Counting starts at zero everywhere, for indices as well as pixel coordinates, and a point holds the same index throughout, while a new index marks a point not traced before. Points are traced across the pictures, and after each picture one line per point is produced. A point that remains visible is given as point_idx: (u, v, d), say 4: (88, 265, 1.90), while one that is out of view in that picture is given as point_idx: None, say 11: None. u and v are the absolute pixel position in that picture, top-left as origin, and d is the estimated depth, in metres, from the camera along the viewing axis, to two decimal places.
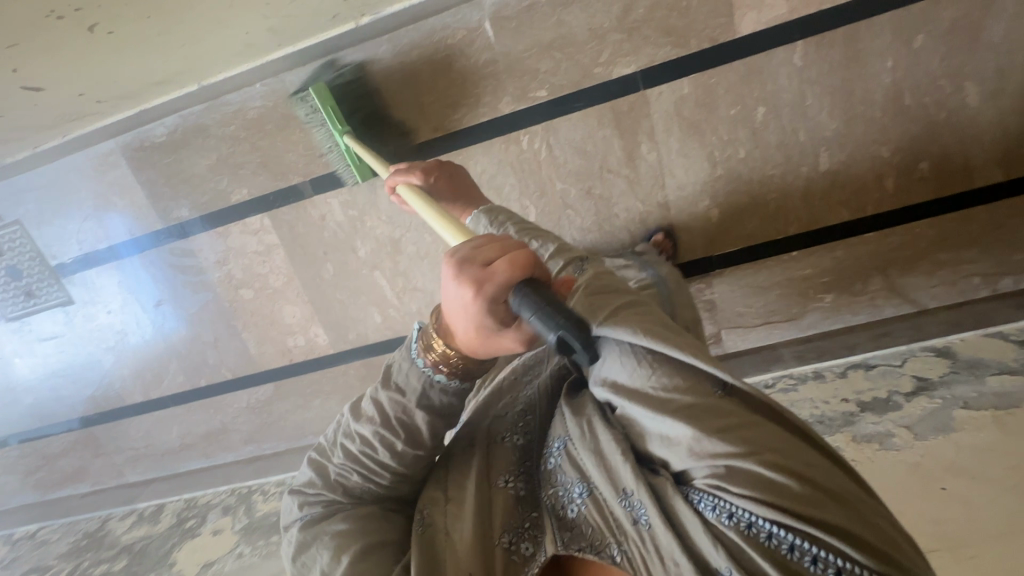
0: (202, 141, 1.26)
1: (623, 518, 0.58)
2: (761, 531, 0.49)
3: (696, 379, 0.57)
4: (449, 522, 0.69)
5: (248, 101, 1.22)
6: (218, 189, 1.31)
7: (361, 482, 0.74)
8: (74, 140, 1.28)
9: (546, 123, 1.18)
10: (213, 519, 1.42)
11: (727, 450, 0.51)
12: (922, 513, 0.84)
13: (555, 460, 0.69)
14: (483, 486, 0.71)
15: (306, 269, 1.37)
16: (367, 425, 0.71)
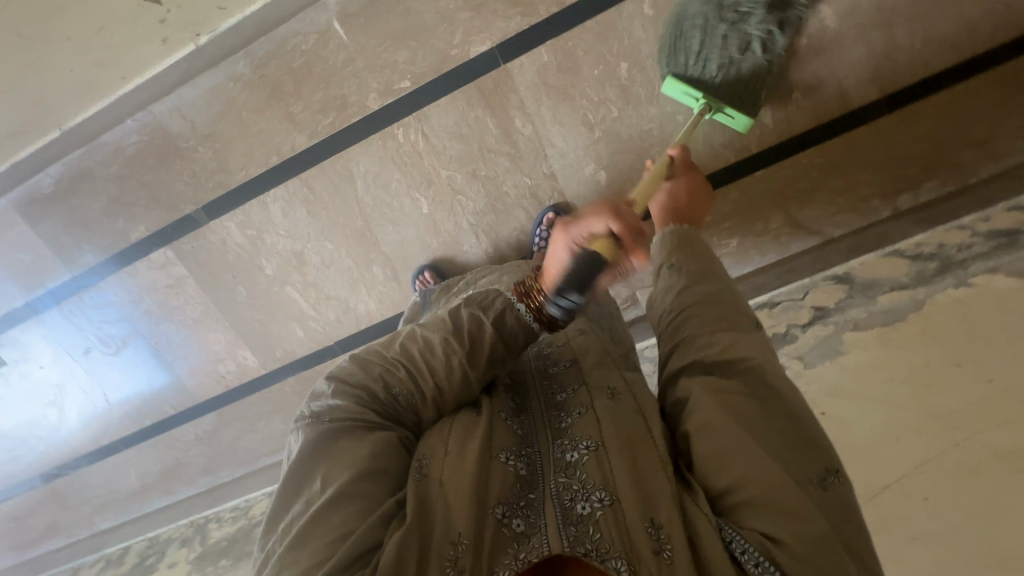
0: (89, 185, 1.27)
1: (643, 540, 0.56)
2: (761, 569, 0.52)
3: (797, 455, 0.58)
4: (444, 474, 0.66)
5: (122, 138, 1.22)
6: (115, 230, 1.31)
7: (399, 388, 0.76)
8: None
9: (417, 113, 1.18)
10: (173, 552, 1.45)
11: (809, 512, 0.52)
12: (876, 433, 0.79)
13: (573, 455, 0.66)
14: (484, 457, 0.67)
15: (219, 295, 1.38)
16: (439, 332, 0.77)
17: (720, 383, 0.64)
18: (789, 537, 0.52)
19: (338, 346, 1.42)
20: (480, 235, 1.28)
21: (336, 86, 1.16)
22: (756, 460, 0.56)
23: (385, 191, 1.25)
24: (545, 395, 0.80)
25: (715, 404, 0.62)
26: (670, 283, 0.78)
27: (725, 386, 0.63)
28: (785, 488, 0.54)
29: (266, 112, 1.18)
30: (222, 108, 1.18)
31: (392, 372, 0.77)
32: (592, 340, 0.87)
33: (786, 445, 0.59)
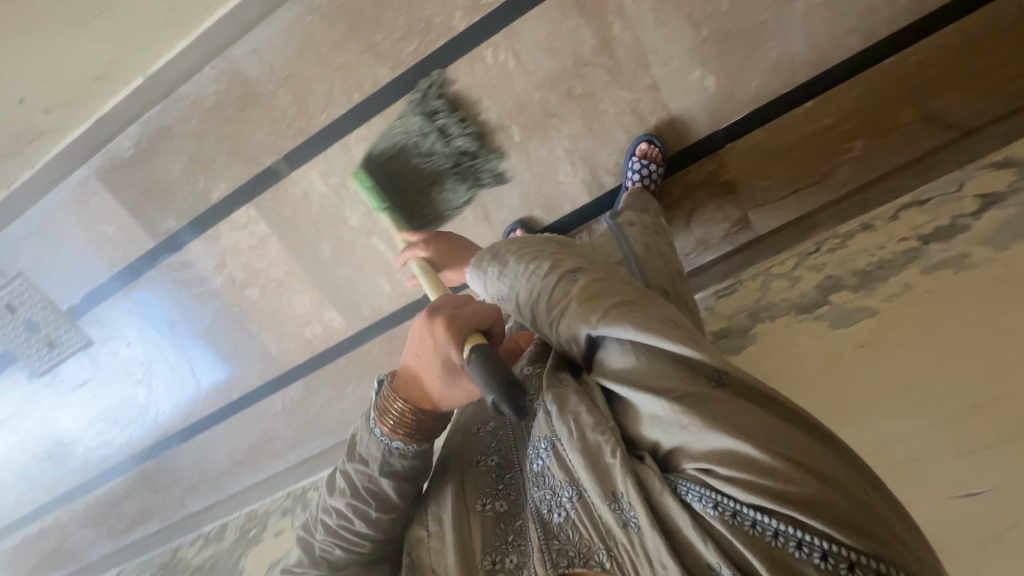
0: (168, 145, 1.22)
1: (613, 521, 0.51)
2: (771, 531, 0.43)
3: (683, 382, 0.50)
4: (432, 559, 0.66)
5: (201, 88, 1.16)
6: (197, 191, 1.27)
7: (348, 558, 0.73)
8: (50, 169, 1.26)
9: (506, 30, 1.09)
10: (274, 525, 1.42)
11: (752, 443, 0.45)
12: (906, 429, 0.71)
13: (540, 462, 0.61)
14: (461, 513, 0.67)
15: (304, 252, 1.32)
16: (337, 499, 0.72)
17: (644, 367, 0.54)
18: (765, 484, 0.44)
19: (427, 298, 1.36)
20: (576, 162, 1.20)
21: (421, 7, 1.08)
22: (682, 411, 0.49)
23: (474, 122, 1.17)
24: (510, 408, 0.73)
25: (638, 381, 0.53)
26: (528, 279, 0.66)
27: (649, 369, 0.53)
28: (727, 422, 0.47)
29: (346, 45, 1.12)
30: (301, 45, 1.12)
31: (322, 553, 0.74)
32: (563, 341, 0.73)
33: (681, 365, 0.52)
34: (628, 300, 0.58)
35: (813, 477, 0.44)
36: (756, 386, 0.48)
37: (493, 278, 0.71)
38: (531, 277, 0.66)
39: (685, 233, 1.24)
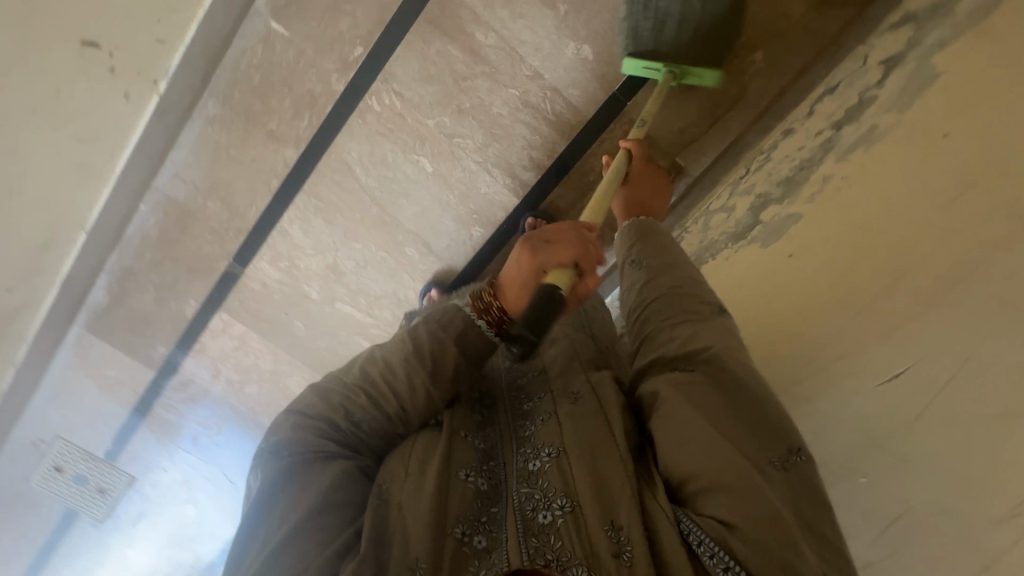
0: (135, 282, 1.32)
1: (601, 541, 0.56)
2: (722, 564, 0.53)
3: (749, 442, 0.59)
4: (404, 497, 0.65)
5: (144, 225, 1.25)
6: (173, 314, 1.36)
7: (362, 415, 0.72)
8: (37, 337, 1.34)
9: (382, 74, 1.13)
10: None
11: (768, 497, 0.54)
12: (860, 329, 0.71)
13: (534, 463, 0.65)
14: (445, 476, 0.65)
15: (282, 337, 1.39)
16: (336, 385, 0.75)
17: (689, 377, 0.65)
18: (747, 514, 0.53)
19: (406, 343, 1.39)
20: (493, 170, 1.21)
21: (300, 84, 1.14)
22: (725, 452, 0.58)
23: (385, 167, 1.21)
24: (508, 414, 0.76)
25: (695, 413, 0.61)
26: (641, 266, 0.82)
27: (692, 382, 0.64)
28: (751, 487, 0.55)
29: (249, 141, 1.19)
30: (212, 155, 1.20)
31: (327, 401, 0.73)
32: (560, 349, 0.83)
33: (755, 429, 0.60)
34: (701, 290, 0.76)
35: (793, 537, 0.52)
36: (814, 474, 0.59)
37: (631, 266, 0.84)
38: (636, 276, 0.82)
39: None
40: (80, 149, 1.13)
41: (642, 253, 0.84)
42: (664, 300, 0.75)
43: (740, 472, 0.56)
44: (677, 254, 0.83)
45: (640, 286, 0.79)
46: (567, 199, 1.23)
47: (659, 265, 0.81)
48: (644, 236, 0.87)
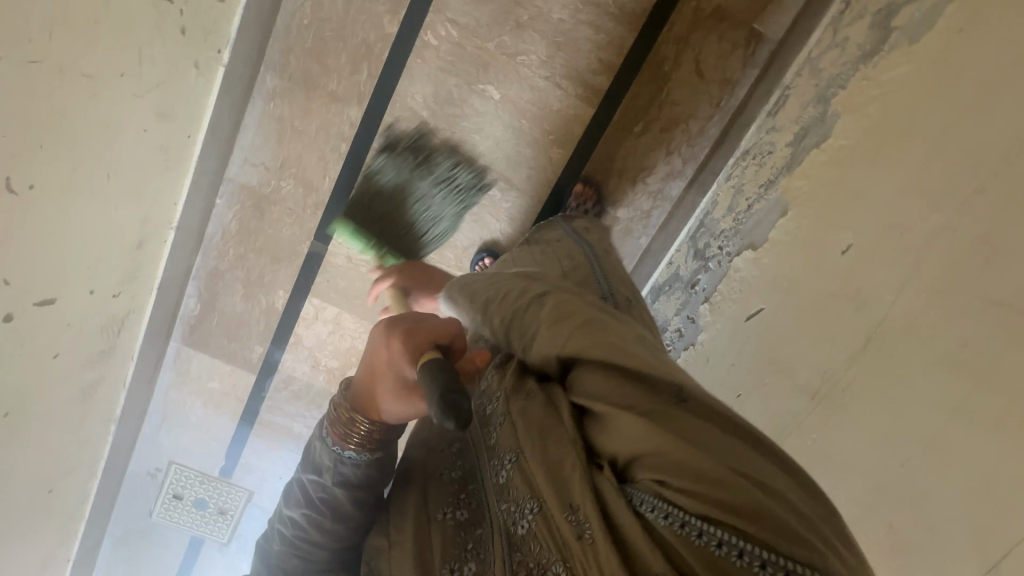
0: (225, 282, 1.30)
1: (565, 529, 0.48)
2: (695, 531, 0.41)
3: (655, 402, 0.46)
4: (392, 566, 0.59)
5: (223, 220, 1.24)
6: (265, 309, 1.34)
7: (340, 498, 0.64)
8: (111, 379, 1.18)
9: (433, 5, 1.09)
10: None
11: (693, 447, 0.43)
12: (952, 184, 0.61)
13: (501, 475, 0.56)
14: (422, 522, 0.60)
15: (375, 311, 1.34)
16: (298, 503, 0.66)
17: (593, 377, 0.50)
18: (680, 474, 0.43)
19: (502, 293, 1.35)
20: (561, 83, 1.15)
21: (353, 35, 1.11)
22: (633, 408, 0.46)
23: (451, 105, 1.17)
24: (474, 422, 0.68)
25: (610, 374, 0.49)
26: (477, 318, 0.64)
27: (594, 378, 0.50)
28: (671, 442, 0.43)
29: (312, 108, 1.16)
30: (278, 131, 1.18)
31: (293, 530, 0.66)
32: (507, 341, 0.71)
33: (657, 397, 0.46)
34: (521, 308, 0.58)
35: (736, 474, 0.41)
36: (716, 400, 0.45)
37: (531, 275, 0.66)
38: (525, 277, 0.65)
39: (701, 85, 1.15)
40: (159, 153, 0.96)
41: (509, 280, 0.65)
42: (535, 313, 0.57)
43: (664, 427, 0.44)
44: (489, 281, 0.67)
45: (482, 314, 0.63)
46: (642, 98, 1.17)
47: (486, 305, 0.63)
48: (476, 292, 0.67)
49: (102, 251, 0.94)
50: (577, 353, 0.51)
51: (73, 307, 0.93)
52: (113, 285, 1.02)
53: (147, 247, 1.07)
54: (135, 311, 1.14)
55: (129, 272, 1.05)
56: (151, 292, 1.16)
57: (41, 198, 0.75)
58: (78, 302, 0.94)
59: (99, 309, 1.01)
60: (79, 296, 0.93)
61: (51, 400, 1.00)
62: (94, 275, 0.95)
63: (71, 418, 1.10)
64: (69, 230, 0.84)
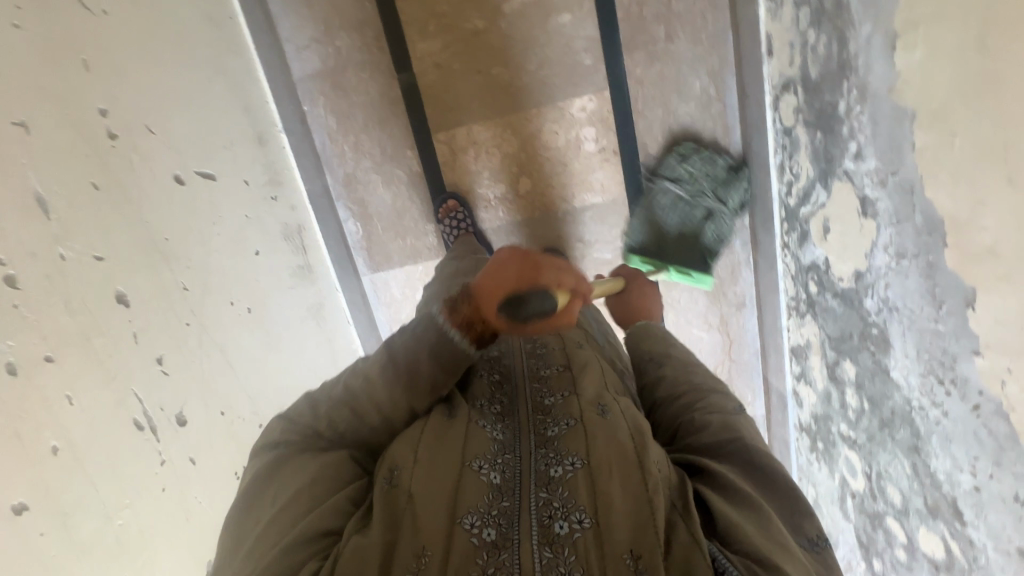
0: (362, 182, 1.25)
1: (620, 569, 0.50)
2: None
3: (780, 513, 0.59)
4: (416, 486, 0.58)
5: (320, 121, 1.21)
6: (409, 182, 1.25)
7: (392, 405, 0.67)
8: (330, 308, 1.15)
9: None
10: (845, 301, 0.91)
11: (782, 544, 0.53)
12: None
13: (556, 470, 0.58)
14: (456, 470, 0.60)
15: (499, 99, 1.19)
16: (377, 362, 0.68)
17: (728, 462, 0.63)
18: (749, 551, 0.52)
19: (589, 51, 1.15)
20: None
21: None
22: (756, 520, 0.55)
23: None
24: (529, 398, 0.71)
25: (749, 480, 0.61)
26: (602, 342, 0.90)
27: (732, 454, 0.63)
28: (760, 529, 0.54)
29: None
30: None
31: (392, 355, 0.67)
32: (590, 354, 0.80)
33: (791, 510, 0.59)
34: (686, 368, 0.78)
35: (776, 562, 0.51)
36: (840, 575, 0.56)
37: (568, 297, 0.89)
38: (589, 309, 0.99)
39: None
40: (213, 26, 0.94)
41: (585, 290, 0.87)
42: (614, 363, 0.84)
43: (774, 533, 0.54)
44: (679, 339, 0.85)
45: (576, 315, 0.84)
46: None
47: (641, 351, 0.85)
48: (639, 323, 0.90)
49: (227, 136, 0.92)
50: (721, 455, 0.64)
51: (238, 197, 0.90)
52: (263, 185, 0.99)
53: (270, 147, 1.05)
54: (304, 224, 1.11)
55: (270, 171, 1.02)
56: (304, 203, 1.14)
57: (122, 30, 0.72)
58: (240, 193, 0.91)
59: (266, 211, 0.98)
60: (235, 186, 0.91)
61: (283, 308, 0.97)
62: (236, 163, 0.92)
63: (317, 341, 1.07)
64: (178, 93, 0.81)
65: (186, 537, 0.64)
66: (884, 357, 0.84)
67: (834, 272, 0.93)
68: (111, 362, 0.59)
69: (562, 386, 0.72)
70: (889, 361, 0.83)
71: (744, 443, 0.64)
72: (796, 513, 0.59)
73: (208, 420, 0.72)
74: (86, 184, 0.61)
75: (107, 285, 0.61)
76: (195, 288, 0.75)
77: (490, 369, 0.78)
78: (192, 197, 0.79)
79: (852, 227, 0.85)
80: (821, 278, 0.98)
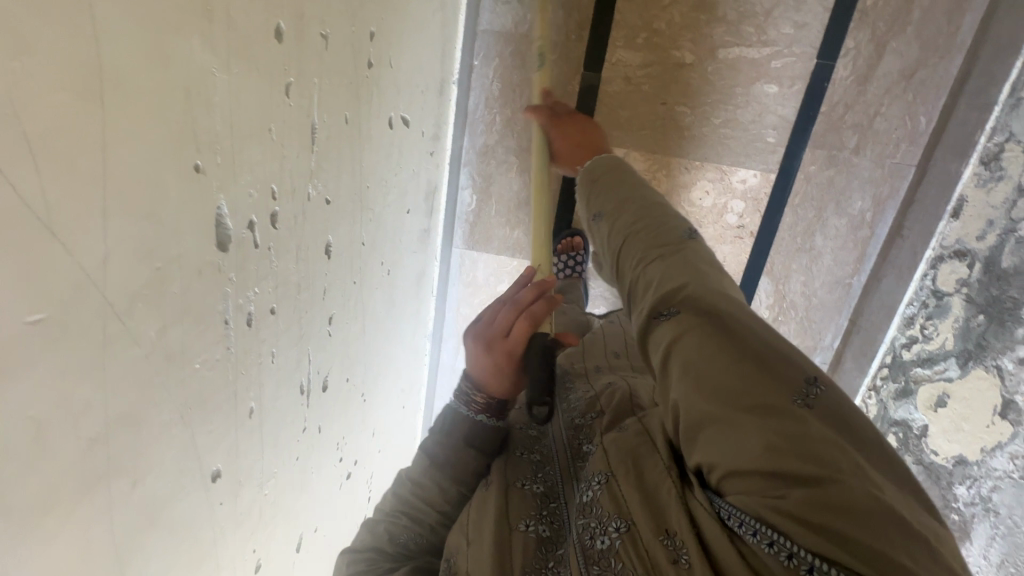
0: (497, 158, 1.18)
1: (658, 555, 0.45)
2: (784, 552, 0.37)
3: (772, 383, 0.41)
4: (471, 564, 0.57)
5: (484, 81, 1.12)
6: (542, 178, 1.19)
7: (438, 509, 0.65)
8: (427, 278, 1.09)
9: None
10: (931, 476, 0.93)
11: (822, 461, 0.37)
12: None
13: (587, 493, 0.53)
14: (502, 528, 0.58)
15: (669, 138, 1.14)
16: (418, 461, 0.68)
17: (670, 340, 0.46)
18: (775, 475, 0.38)
19: (776, 129, 1.11)
20: None
21: None
22: (758, 440, 0.40)
23: None
24: (564, 442, 0.65)
25: (715, 333, 0.44)
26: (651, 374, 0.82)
27: (677, 339, 0.46)
28: (784, 437, 0.39)
29: None
30: None
31: (430, 456, 0.66)
32: (617, 383, 0.71)
33: (774, 375, 0.41)
34: (658, 250, 0.54)
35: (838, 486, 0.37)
36: (846, 404, 0.40)
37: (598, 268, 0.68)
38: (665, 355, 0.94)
39: None
40: None
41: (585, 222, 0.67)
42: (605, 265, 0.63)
43: (778, 431, 0.39)
44: (640, 179, 0.65)
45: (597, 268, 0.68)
46: None
47: (610, 208, 0.63)
48: (592, 202, 0.66)
49: (426, 80, 0.83)
50: (670, 361, 0.46)
51: (414, 148, 0.83)
52: (428, 138, 0.91)
53: (444, 98, 0.96)
54: (438, 185, 1.04)
55: (438, 125, 0.94)
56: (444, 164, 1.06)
57: None
58: (416, 145, 0.84)
59: (422, 167, 0.91)
60: (416, 136, 0.83)
61: (404, 273, 0.91)
62: (422, 111, 0.84)
63: (411, 312, 1.02)
64: (415, 25, 0.72)
65: (291, 511, 0.59)
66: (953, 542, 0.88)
67: (929, 443, 0.94)
68: (304, 318, 0.53)
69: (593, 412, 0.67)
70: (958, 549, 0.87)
71: (688, 312, 0.47)
72: (773, 368, 0.42)
73: (339, 388, 0.67)
74: (341, 118, 0.53)
75: (323, 233, 0.54)
76: (367, 244, 0.68)
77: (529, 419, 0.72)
78: (392, 143, 0.71)
79: (977, 417, 0.87)
80: (908, 438, 1.00)
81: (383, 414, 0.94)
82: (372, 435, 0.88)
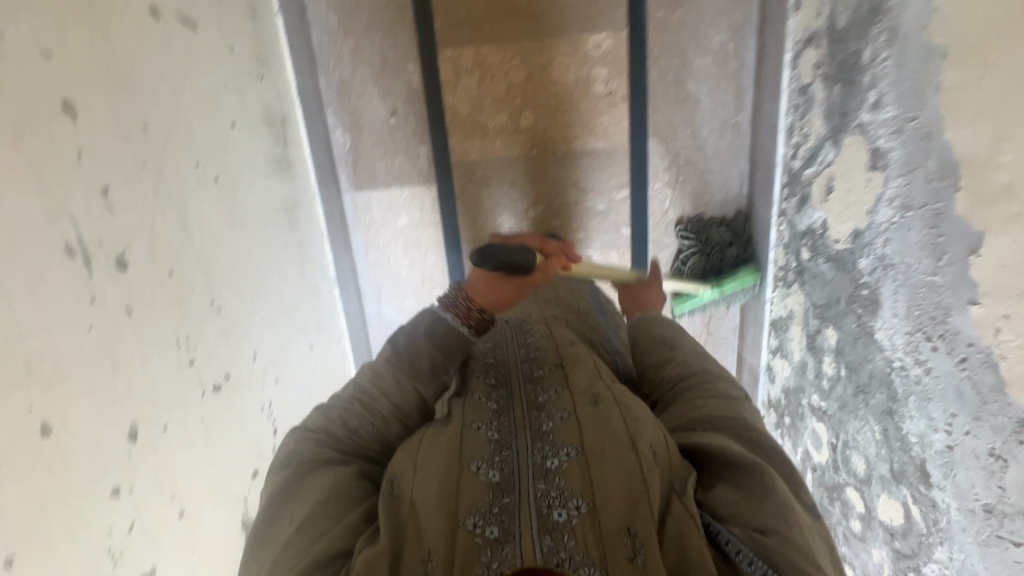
0: (357, 90, 1.18)
1: (619, 551, 0.50)
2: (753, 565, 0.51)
3: (772, 460, 0.61)
4: (417, 492, 0.56)
5: (321, 16, 1.14)
6: (406, 99, 1.19)
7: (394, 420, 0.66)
8: (303, 214, 1.08)
9: None
10: (838, 265, 0.89)
11: (784, 500, 0.55)
12: None
13: (552, 461, 0.56)
14: (453, 468, 0.57)
15: (513, 23, 1.13)
16: (383, 357, 0.70)
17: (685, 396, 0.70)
18: (736, 514, 0.55)
19: None
20: None
21: None
22: (773, 486, 0.56)
23: None
24: (523, 397, 0.66)
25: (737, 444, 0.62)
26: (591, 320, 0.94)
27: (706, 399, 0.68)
28: (778, 499, 0.55)
29: None
30: None
31: (398, 351, 0.69)
32: (581, 352, 0.76)
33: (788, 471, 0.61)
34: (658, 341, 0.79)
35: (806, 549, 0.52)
36: None
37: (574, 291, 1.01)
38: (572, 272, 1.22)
39: None
40: None
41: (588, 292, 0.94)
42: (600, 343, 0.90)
43: (791, 517, 0.54)
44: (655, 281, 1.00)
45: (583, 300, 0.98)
46: None
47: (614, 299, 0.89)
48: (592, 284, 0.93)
49: None
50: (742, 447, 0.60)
51: (217, 57, 0.83)
52: (247, 59, 0.92)
53: (261, 23, 0.97)
54: (286, 116, 1.04)
55: (256, 48, 0.95)
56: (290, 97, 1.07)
57: None
58: (221, 56, 0.84)
59: (246, 87, 0.91)
60: (217, 46, 0.83)
61: (255, 195, 0.91)
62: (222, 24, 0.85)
63: (287, 244, 1.01)
64: None
65: (107, 387, 0.57)
66: (870, 319, 0.82)
67: (831, 234, 0.91)
68: (46, 171, 0.52)
69: (555, 384, 0.69)
70: (876, 323, 0.81)
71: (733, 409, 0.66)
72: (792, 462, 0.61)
73: (157, 277, 0.66)
74: None
75: (53, 86, 0.53)
76: (157, 133, 0.68)
77: (487, 372, 0.72)
78: (167, 36, 0.71)
79: (857, 184, 0.83)
80: (816, 243, 0.96)
81: (271, 341, 0.92)
82: (255, 355, 0.86)
